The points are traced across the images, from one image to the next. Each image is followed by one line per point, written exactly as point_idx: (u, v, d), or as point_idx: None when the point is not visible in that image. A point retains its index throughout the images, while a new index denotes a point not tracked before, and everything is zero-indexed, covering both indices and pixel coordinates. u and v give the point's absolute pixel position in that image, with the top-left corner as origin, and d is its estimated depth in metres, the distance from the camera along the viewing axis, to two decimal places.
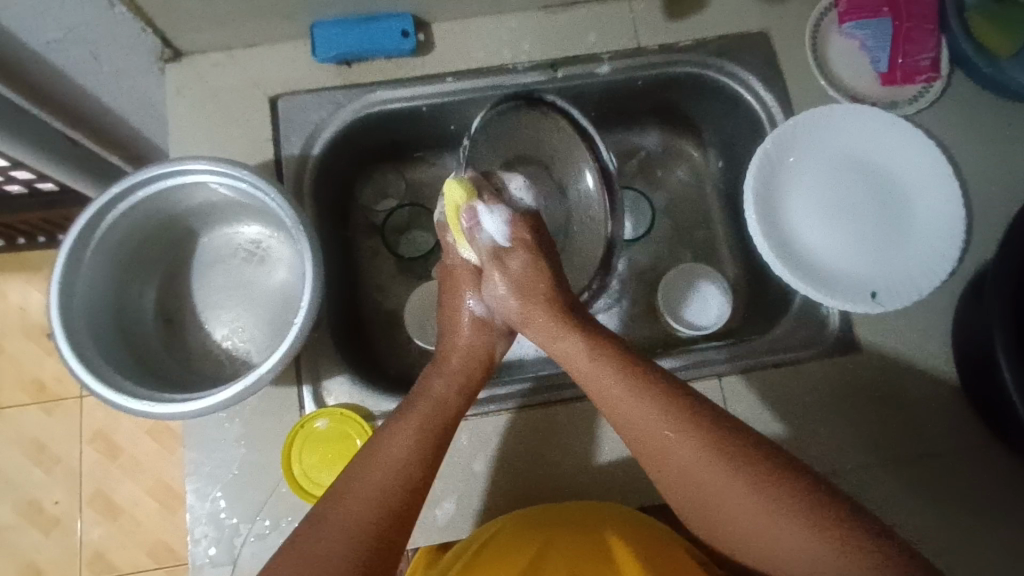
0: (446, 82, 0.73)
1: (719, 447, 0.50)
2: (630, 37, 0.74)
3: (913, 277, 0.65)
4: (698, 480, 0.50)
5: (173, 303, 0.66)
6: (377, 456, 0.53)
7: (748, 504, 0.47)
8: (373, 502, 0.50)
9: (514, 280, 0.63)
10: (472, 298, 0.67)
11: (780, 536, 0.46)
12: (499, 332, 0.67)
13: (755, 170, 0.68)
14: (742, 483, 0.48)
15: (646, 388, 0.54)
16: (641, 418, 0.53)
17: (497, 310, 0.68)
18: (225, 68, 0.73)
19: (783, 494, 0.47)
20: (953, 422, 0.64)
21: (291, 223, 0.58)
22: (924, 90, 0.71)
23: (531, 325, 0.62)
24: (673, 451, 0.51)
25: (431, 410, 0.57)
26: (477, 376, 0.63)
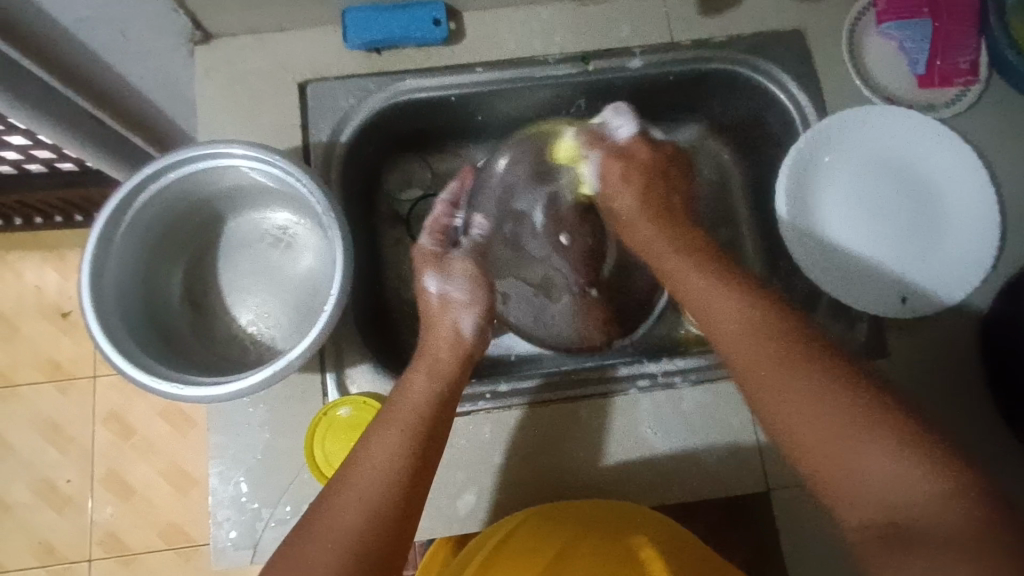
0: (475, 72, 0.73)
1: (795, 349, 0.51)
2: (662, 31, 0.73)
3: (944, 281, 0.65)
4: (772, 374, 0.51)
5: (199, 286, 0.66)
6: (362, 467, 0.52)
7: (815, 402, 0.48)
8: (363, 509, 0.50)
9: (633, 174, 0.72)
10: (433, 279, 0.70)
11: (844, 437, 0.46)
12: (458, 310, 0.68)
13: (787, 170, 0.68)
14: (812, 385, 0.49)
15: (736, 288, 0.57)
16: (727, 311, 0.56)
17: (454, 285, 0.69)
18: (254, 51, 0.72)
19: (856, 400, 0.47)
20: (979, 429, 0.63)
21: (322, 209, 0.57)
22: (962, 92, 0.70)
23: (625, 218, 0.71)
24: (754, 345, 0.53)
25: (412, 412, 0.56)
26: (447, 362, 0.62)
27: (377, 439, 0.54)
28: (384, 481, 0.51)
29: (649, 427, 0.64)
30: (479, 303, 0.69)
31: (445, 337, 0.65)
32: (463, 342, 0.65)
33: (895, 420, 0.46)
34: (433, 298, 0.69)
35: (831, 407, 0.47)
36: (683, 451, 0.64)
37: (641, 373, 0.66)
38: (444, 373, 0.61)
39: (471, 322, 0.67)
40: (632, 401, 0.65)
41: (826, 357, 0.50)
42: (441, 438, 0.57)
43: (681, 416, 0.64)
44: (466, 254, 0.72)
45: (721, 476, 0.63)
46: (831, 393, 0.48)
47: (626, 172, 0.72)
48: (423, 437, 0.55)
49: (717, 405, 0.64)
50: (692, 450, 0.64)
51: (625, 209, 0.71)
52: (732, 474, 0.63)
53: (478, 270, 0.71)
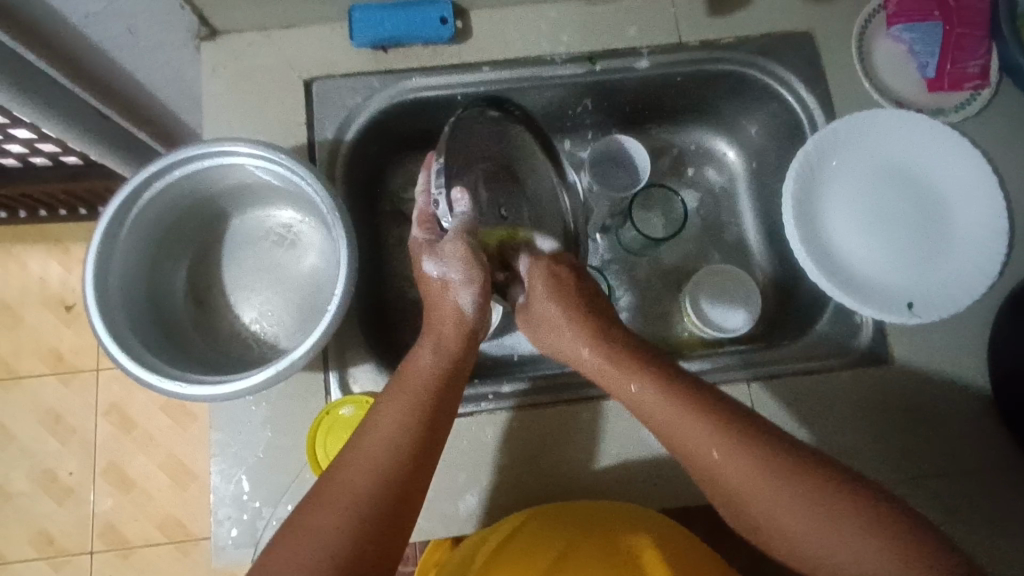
0: (482, 71, 0.72)
1: (776, 462, 0.51)
2: (671, 32, 0.73)
3: (950, 289, 0.64)
4: (753, 493, 0.50)
5: (203, 283, 0.66)
6: (372, 437, 0.53)
7: (808, 519, 0.48)
8: (370, 479, 0.51)
9: (557, 296, 0.66)
10: (428, 262, 0.64)
11: (843, 549, 0.47)
12: (458, 290, 0.63)
13: (795, 172, 0.67)
14: (797, 498, 0.49)
15: (694, 400, 0.55)
16: (690, 425, 0.54)
17: (450, 265, 0.63)
18: (261, 48, 0.72)
19: (847, 508, 0.48)
20: (983, 437, 0.63)
21: (327, 209, 0.57)
22: (971, 97, 0.70)
23: (558, 334, 0.66)
24: (727, 464, 0.52)
25: (416, 383, 0.57)
26: (449, 336, 0.62)
27: (383, 413, 0.55)
28: (388, 452, 0.53)
29: (652, 430, 0.64)
30: (478, 280, 0.62)
31: (449, 316, 0.63)
32: (466, 318, 0.63)
33: (887, 522, 0.47)
34: (436, 280, 0.64)
35: (820, 521, 0.48)
36: None
37: None
38: (450, 349, 0.61)
39: (473, 300, 0.63)
40: None
41: (807, 464, 0.50)
42: (447, 409, 0.58)
43: None
44: (456, 232, 0.62)
45: None
46: (819, 508, 0.48)
47: (548, 294, 0.66)
48: (425, 408, 0.56)
49: None
50: None
51: (561, 345, 0.66)
52: None
53: (467, 242, 0.62)
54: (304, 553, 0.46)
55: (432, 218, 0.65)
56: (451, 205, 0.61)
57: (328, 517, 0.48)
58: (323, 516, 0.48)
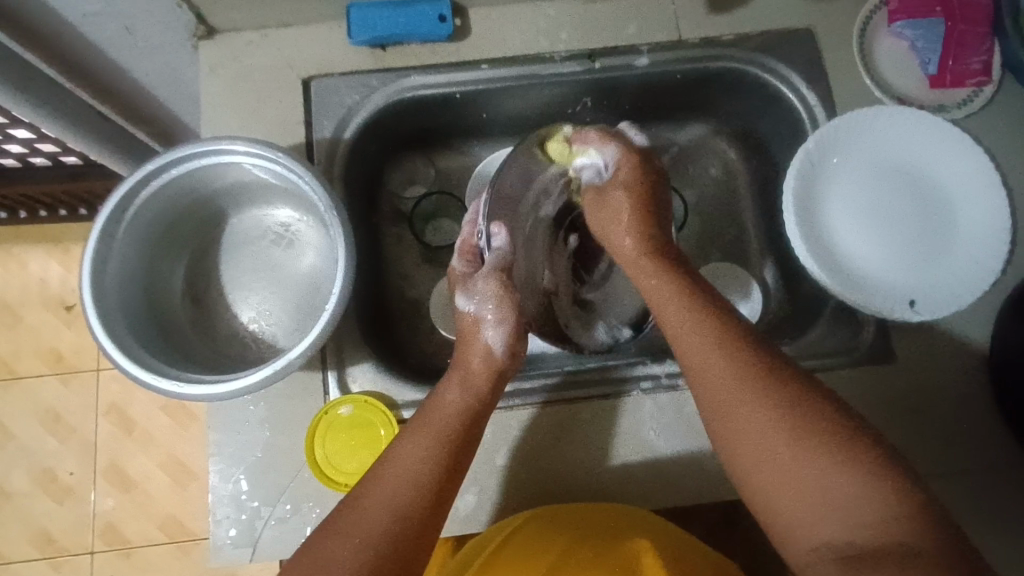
0: (480, 69, 0.72)
1: (765, 377, 0.51)
2: (670, 29, 0.73)
3: (953, 287, 0.63)
4: (734, 400, 0.51)
5: (201, 282, 0.66)
6: (394, 467, 0.53)
7: (778, 426, 0.48)
8: (391, 511, 0.50)
9: (633, 196, 0.67)
10: (461, 296, 0.66)
11: (802, 465, 0.46)
12: (487, 326, 0.64)
13: (796, 170, 0.67)
14: (774, 411, 0.49)
15: (707, 310, 0.56)
16: (694, 330, 0.55)
17: (483, 303, 0.65)
18: (259, 47, 0.72)
19: (819, 424, 0.48)
20: (985, 436, 0.62)
21: (325, 207, 0.57)
22: (973, 94, 0.69)
23: (610, 225, 0.67)
24: (720, 370, 0.52)
25: (443, 418, 0.57)
26: (480, 383, 0.61)
27: (407, 448, 0.54)
28: (409, 489, 0.51)
29: (652, 429, 0.64)
30: (510, 320, 0.64)
31: (478, 352, 0.63)
32: (496, 360, 0.63)
33: (853, 447, 0.46)
34: (467, 316, 0.65)
35: (789, 436, 0.47)
36: (685, 456, 0.63)
37: (645, 375, 0.66)
38: (477, 386, 0.60)
39: (503, 340, 0.63)
40: (633, 403, 0.64)
41: (793, 381, 0.50)
42: (470, 450, 0.56)
43: (684, 419, 0.64)
44: (493, 265, 0.66)
45: (724, 480, 0.63)
46: (793, 422, 0.48)
47: (629, 187, 0.67)
48: (449, 446, 0.55)
49: None
50: (695, 454, 0.63)
51: (609, 233, 0.68)
52: None
53: (505, 279, 0.66)
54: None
55: (478, 248, 0.69)
56: (492, 242, 0.66)
57: (340, 550, 0.47)
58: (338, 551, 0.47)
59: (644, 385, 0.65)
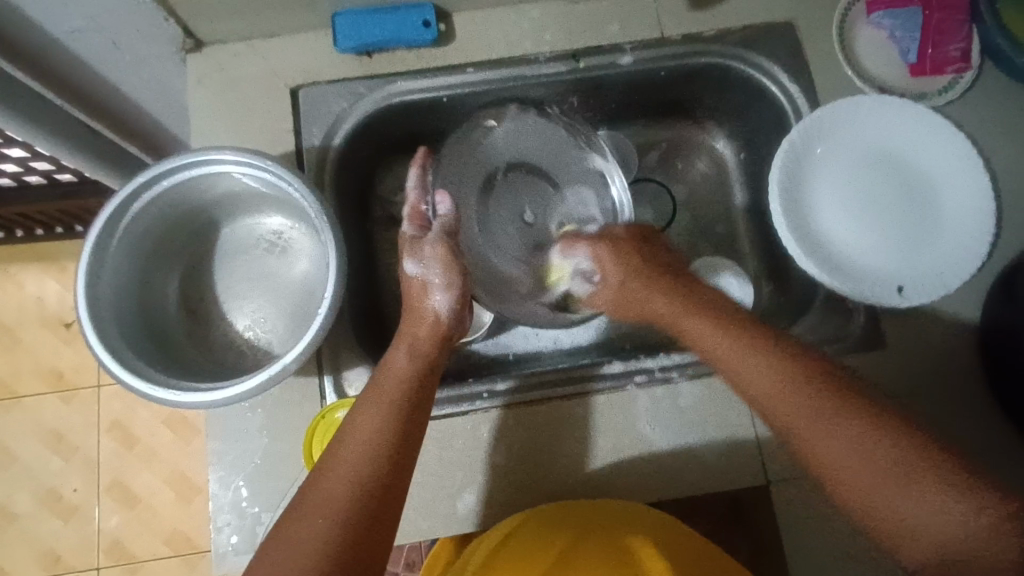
0: (466, 72, 0.73)
1: (835, 399, 0.51)
2: (652, 27, 0.74)
3: (940, 271, 0.64)
4: (808, 428, 0.51)
5: (195, 293, 0.66)
6: (353, 435, 0.54)
7: (855, 445, 0.48)
8: (352, 482, 0.51)
9: (622, 262, 0.69)
10: (410, 262, 0.68)
11: (886, 485, 0.47)
12: (435, 291, 0.67)
13: (781, 161, 0.67)
14: (854, 436, 0.49)
15: (760, 341, 0.56)
16: (753, 364, 0.55)
17: (431, 268, 0.68)
18: (246, 58, 0.73)
19: (894, 438, 0.48)
20: (980, 417, 0.63)
21: (315, 213, 0.57)
22: (954, 80, 0.70)
23: (632, 300, 0.68)
24: (788, 401, 0.52)
25: (394, 385, 0.59)
26: (426, 347, 0.64)
27: (362, 417, 0.56)
28: (367, 455, 0.53)
29: (646, 423, 0.64)
30: (457, 285, 0.67)
31: (426, 318, 0.66)
32: (443, 322, 0.66)
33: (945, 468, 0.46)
34: (414, 280, 0.68)
35: (879, 460, 0.47)
36: (681, 448, 0.63)
37: (638, 369, 0.66)
38: (423, 351, 0.63)
39: (446, 303, 0.67)
40: (628, 397, 0.65)
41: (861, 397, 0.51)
42: (421, 410, 0.58)
43: (679, 411, 0.64)
44: (439, 232, 0.69)
45: (721, 471, 0.63)
46: (877, 443, 0.48)
47: (621, 270, 0.69)
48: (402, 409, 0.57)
49: (715, 400, 0.64)
50: (690, 446, 0.64)
51: (646, 309, 0.67)
52: (731, 469, 0.63)
53: (451, 243, 0.69)
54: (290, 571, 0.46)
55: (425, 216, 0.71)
56: (438, 211, 0.70)
57: (311, 526, 0.49)
58: (309, 527, 0.48)
59: (638, 378, 0.65)
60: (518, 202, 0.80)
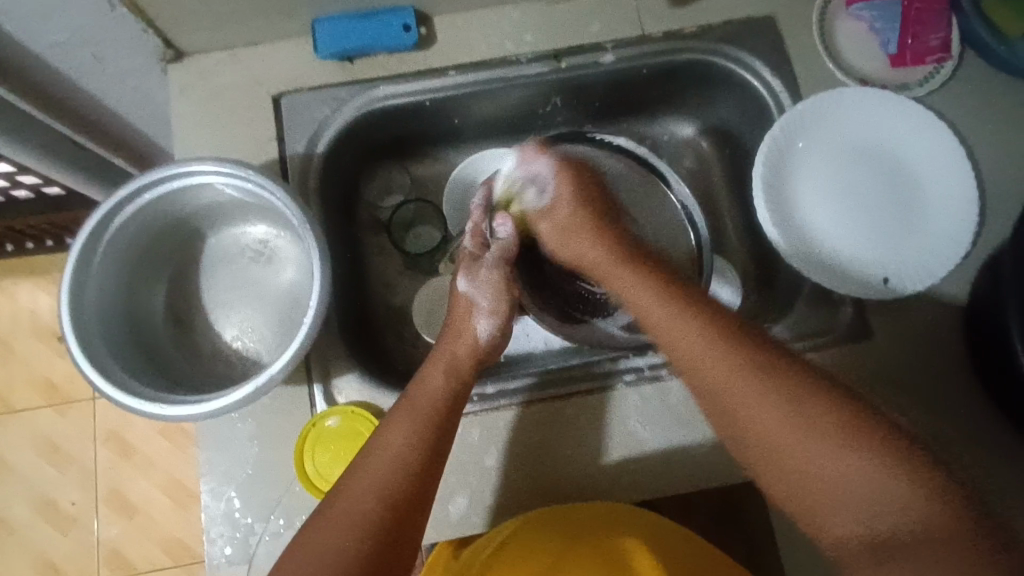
0: (448, 75, 0.73)
1: (763, 369, 0.52)
2: (633, 25, 0.74)
3: (924, 261, 0.64)
4: (740, 399, 0.52)
5: (182, 304, 0.66)
6: (383, 453, 0.53)
7: (785, 416, 0.50)
8: (380, 495, 0.51)
9: (573, 194, 0.71)
10: (463, 277, 0.69)
11: (816, 451, 0.48)
12: (480, 315, 0.67)
13: (764, 156, 0.67)
14: (780, 404, 0.50)
15: (694, 308, 0.58)
16: (689, 335, 0.56)
17: (480, 291, 0.69)
18: (228, 67, 0.73)
19: (828, 414, 0.49)
20: (970, 406, 0.63)
21: (298, 221, 0.57)
22: (934, 70, 0.70)
23: (574, 237, 0.70)
24: (721, 372, 0.54)
25: (428, 403, 0.58)
26: (465, 364, 0.63)
27: (392, 431, 0.55)
28: (395, 472, 0.52)
29: (637, 422, 0.64)
30: (502, 315, 0.68)
31: (466, 339, 0.65)
32: (479, 346, 0.65)
33: (868, 431, 0.48)
34: (461, 296, 0.69)
35: (803, 429, 0.49)
36: (672, 445, 0.64)
37: (628, 368, 0.66)
38: (460, 369, 0.62)
39: (490, 331, 0.67)
40: (618, 396, 0.65)
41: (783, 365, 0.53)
42: (453, 429, 0.57)
43: (669, 409, 0.64)
44: (498, 255, 0.71)
45: (711, 467, 0.63)
46: (803, 411, 0.50)
47: (574, 200, 0.71)
48: (430, 430, 0.56)
49: None
50: (681, 443, 0.64)
51: (581, 249, 0.70)
52: (722, 464, 0.63)
53: (505, 274, 0.70)
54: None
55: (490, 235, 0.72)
56: (496, 233, 0.72)
57: (336, 536, 0.49)
58: (336, 538, 0.48)
59: (628, 377, 0.66)
60: None
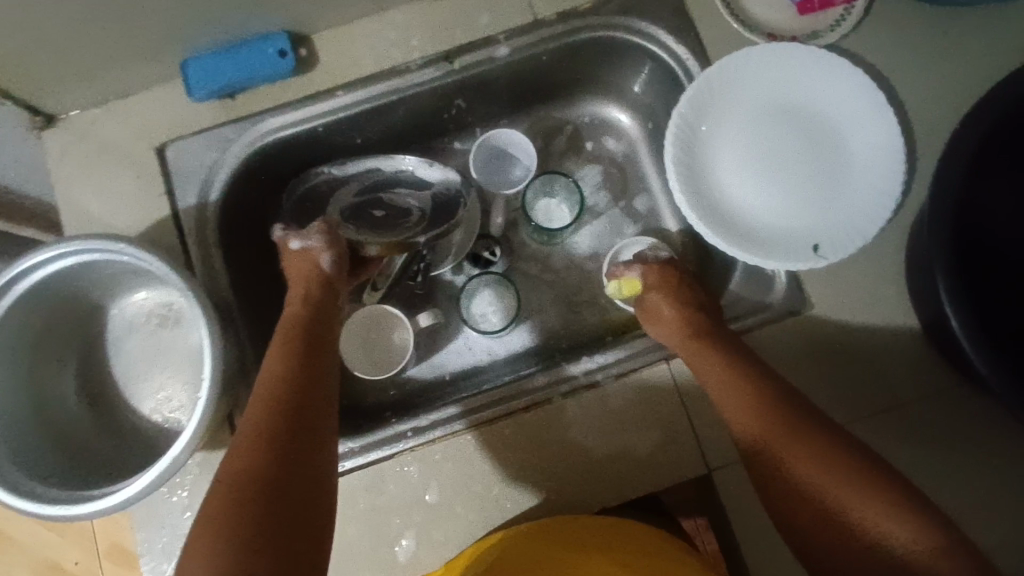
0: (336, 96, 0.69)
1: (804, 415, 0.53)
2: (525, 11, 0.69)
3: (855, 222, 0.61)
4: (780, 427, 0.52)
5: (95, 382, 0.64)
6: (267, 376, 0.55)
7: (818, 451, 0.50)
8: (273, 410, 0.52)
9: (664, 286, 0.67)
10: (294, 241, 0.67)
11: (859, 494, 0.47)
12: (320, 247, 0.67)
13: (672, 136, 0.63)
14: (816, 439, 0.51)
15: (746, 360, 0.58)
16: (741, 371, 0.56)
17: (311, 237, 0.67)
18: (106, 123, 0.69)
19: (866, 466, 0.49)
20: (920, 363, 0.60)
21: (182, 287, 0.54)
22: (846, 12, 0.66)
23: (648, 312, 0.66)
24: (766, 405, 0.54)
25: (293, 323, 0.61)
26: (314, 288, 0.65)
27: (267, 363, 0.56)
28: (284, 385, 0.54)
29: (579, 432, 0.62)
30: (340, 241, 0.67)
31: (307, 262, 0.66)
32: (324, 268, 0.66)
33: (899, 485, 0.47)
34: (296, 250, 0.67)
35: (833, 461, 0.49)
36: (617, 451, 0.61)
37: (563, 378, 0.64)
38: (314, 293, 0.64)
39: (334, 260, 0.67)
40: (556, 409, 0.62)
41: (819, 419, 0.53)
42: (321, 336, 0.60)
43: (610, 414, 0.62)
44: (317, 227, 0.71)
45: (661, 467, 0.61)
46: (834, 453, 0.50)
47: (660, 285, 0.67)
48: (310, 347, 0.58)
49: (643, 396, 0.62)
50: (625, 447, 0.61)
51: (656, 320, 0.65)
52: (670, 461, 0.61)
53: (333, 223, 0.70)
54: (229, 499, 0.46)
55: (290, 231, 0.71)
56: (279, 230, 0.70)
57: (243, 458, 0.48)
58: (242, 461, 0.48)
59: (563, 389, 0.63)
60: (367, 210, 0.73)
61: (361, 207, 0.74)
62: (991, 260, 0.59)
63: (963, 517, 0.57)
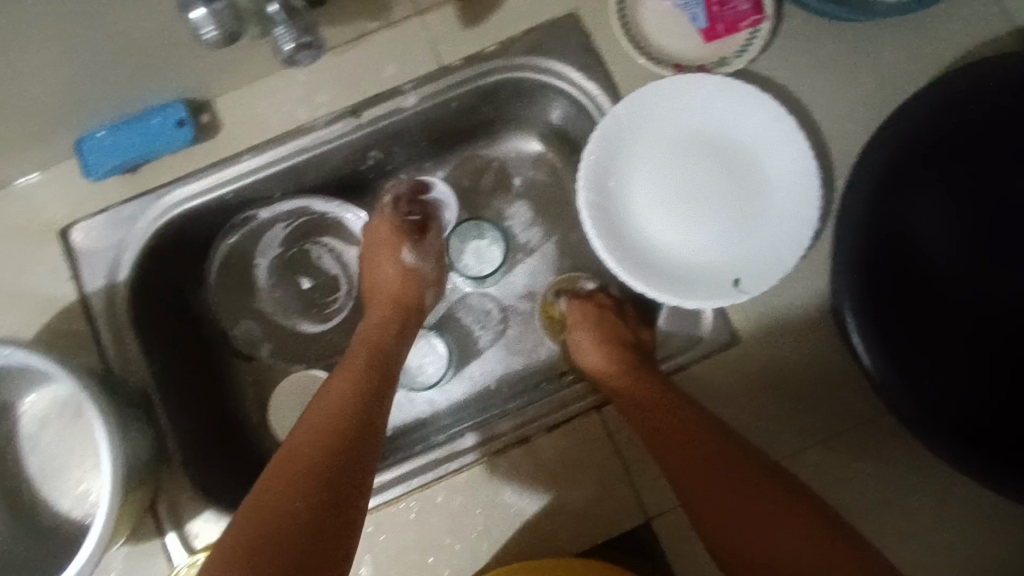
0: (244, 160, 0.67)
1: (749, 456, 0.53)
2: (430, 58, 0.68)
3: (776, 251, 0.60)
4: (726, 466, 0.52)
5: (9, 483, 0.61)
6: (329, 391, 0.55)
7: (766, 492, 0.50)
8: (334, 426, 0.51)
9: (596, 325, 0.68)
10: (407, 253, 0.71)
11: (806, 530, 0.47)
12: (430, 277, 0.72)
13: (585, 181, 0.62)
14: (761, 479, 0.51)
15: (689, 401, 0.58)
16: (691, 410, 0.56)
17: (426, 261, 0.73)
18: (6, 208, 0.66)
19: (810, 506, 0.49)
20: (852, 392, 0.59)
21: (78, 388, 0.51)
22: (751, 36, 0.64)
23: (582, 350, 0.67)
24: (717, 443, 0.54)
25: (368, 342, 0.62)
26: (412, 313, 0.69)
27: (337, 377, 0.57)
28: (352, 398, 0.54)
29: (512, 491, 0.60)
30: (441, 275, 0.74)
31: (411, 284, 0.70)
32: (422, 299, 0.71)
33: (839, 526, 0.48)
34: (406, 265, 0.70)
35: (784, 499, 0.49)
36: (554, 507, 0.60)
37: (492, 436, 0.62)
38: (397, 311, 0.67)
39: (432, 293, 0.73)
40: (488, 467, 0.61)
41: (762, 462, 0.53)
42: (392, 358, 0.62)
43: (543, 469, 0.60)
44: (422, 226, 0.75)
45: (599, 519, 0.59)
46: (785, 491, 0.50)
47: (593, 323, 0.68)
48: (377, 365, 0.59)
49: (575, 447, 0.61)
50: (561, 502, 0.60)
51: (591, 359, 0.65)
52: (606, 511, 0.59)
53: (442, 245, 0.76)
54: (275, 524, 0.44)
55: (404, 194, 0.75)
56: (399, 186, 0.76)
57: (293, 473, 0.47)
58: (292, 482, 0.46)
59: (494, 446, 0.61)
60: (294, 275, 0.78)
61: (286, 267, 0.78)
62: (924, 281, 0.57)
63: (901, 547, 0.56)
